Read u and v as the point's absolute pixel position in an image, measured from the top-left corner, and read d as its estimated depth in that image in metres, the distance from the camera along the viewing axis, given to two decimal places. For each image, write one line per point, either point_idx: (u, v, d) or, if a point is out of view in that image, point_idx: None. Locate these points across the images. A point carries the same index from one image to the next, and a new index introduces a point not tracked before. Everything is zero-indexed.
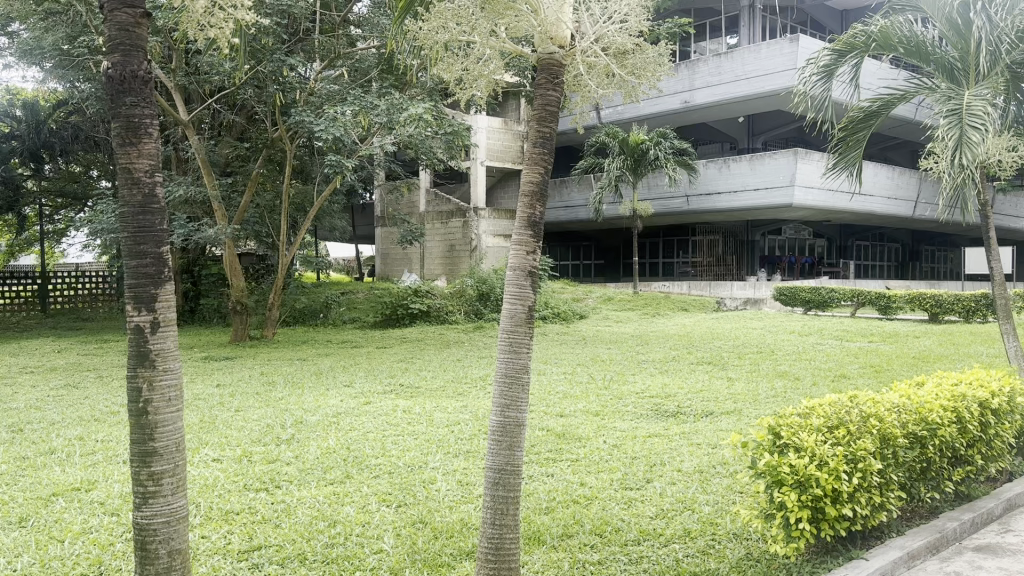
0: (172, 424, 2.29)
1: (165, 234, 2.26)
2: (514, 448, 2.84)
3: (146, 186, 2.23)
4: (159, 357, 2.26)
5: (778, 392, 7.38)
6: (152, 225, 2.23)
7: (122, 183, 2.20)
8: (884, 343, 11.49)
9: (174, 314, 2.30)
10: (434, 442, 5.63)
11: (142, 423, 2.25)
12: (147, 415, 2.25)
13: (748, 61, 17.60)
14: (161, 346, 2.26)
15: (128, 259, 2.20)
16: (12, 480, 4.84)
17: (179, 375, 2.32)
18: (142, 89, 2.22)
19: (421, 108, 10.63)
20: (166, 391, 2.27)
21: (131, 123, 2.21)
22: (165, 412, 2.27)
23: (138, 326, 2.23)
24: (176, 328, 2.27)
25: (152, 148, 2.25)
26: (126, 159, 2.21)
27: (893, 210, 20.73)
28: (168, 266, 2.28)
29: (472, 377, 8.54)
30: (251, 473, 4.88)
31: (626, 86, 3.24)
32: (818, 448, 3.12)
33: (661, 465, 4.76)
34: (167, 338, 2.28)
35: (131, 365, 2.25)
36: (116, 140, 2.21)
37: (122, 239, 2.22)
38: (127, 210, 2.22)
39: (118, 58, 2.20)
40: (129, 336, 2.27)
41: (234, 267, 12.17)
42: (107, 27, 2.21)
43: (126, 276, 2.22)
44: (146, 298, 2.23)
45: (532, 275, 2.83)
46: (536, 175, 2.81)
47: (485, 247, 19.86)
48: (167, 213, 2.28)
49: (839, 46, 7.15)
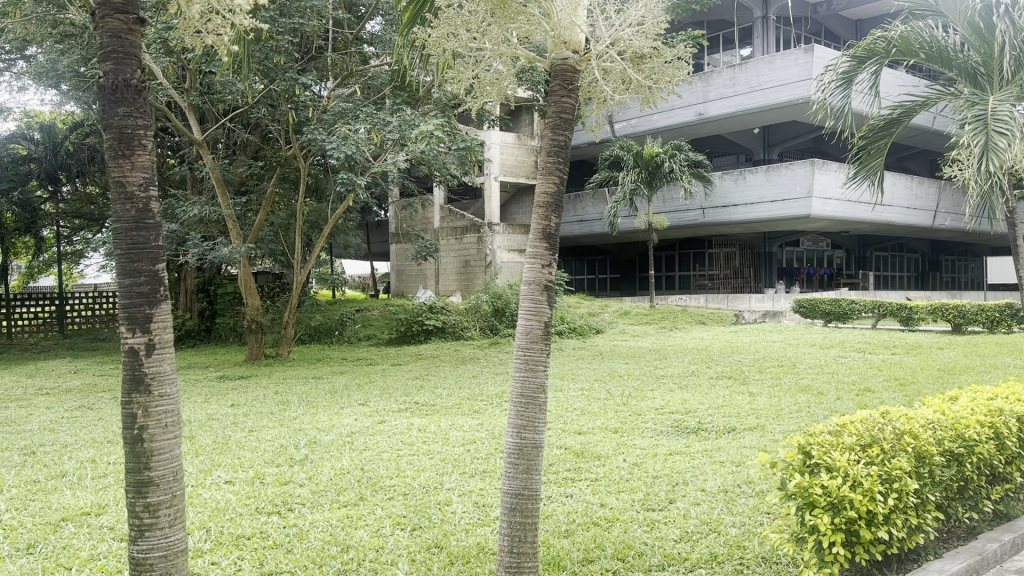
0: (168, 452, 2.19)
1: (161, 251, 2.17)
2: (531, 471, 2.72)
3: (140, 200, 2.14)
4: (154, 380, 2.17)
5: (802, 407, 7.19)
6: (146, 242, 2.14)
7: (115, 198, 2.12)
8: (908, 355, 11.26)
9: (171, 335, 2.21)
10: (449, 461, 5.50)
11: (137, 451, 2.15)
12: (142, 442, 2.15)
13: (762, 71, 17.48)
14: (158, 368, 2.17)
15: (121, 278, 2.11)
16: (21, 505, 4.75)
17: (176, 401, 2.23)
18: (135, 98, 2.15)
19: (433, 124, 10.56)
20: (162, 417, 2.18)
21: (123, 135, 2.13)
22: (162, 439, 2.17)
23: (133, 348, 2.14)
24: (173, 350, 2.18)
25: (147, 160, 2.17)
26: (119, 172, 2.13)
27: (913, 220, 20.46)
28: (164, 286, 2.19)
29: (488, 393, 8.41)
30: (263, 495, 4.77)
31: (643, 90, 3.14)
32: (850, 468, 2.96)
33: (684, 485, 4.61)
34: (163, 360, 2.19)
35: (126, 390, 2.16)
36: (108, 153, 2.13)
37: (115, 257, 2.13)
38: (120, 226, 2.13)
39: (110, 66, 2.13)
40: (124, 359, 2.17)
41: (249, 286, 12.14)
42: (99, 34, 2.14)
43: (119, 295, 2.13)
44: (140, 319, 2.14)
45: (548, 289, 2.73)
46: (550, 187, 2.71)
47: (500, 262, 19.77)
48: (163, 229, 2.19)
49: (859, 52, 6.95)
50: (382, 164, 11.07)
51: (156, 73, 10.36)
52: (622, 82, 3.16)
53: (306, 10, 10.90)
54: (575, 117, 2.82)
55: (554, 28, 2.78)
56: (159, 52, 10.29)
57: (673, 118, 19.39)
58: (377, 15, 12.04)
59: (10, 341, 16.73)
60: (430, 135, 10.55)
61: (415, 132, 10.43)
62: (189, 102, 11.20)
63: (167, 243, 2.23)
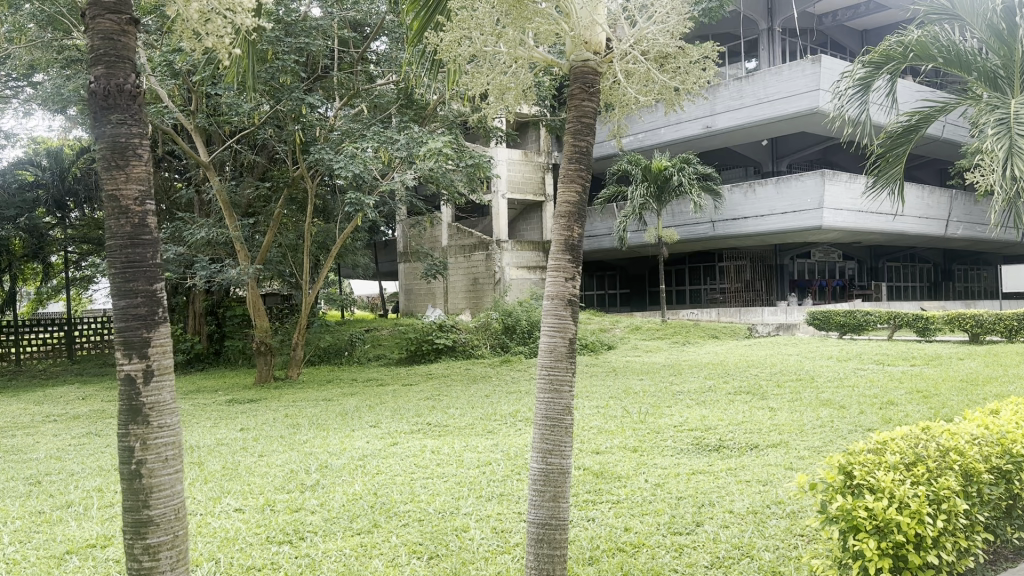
0: (169, 489, 2.06)
1: (159, 267, 2.04)
2: (558, 499, 2.62)
3: (135, 215, 2.02)
4: (153, 410, 2.04)
5: (825, 422, 6.97)
6: (143, 259, 2.01)
7: (109, 211, 2.00)
8: (928, 366, 11.02)
9: (171, 361, 2.09)
10: (465, 484, 5.32)
11: (135, 488, 2.02)
12: (141, 479, 2.02)
13: (770, 83, 17.37)
14: (156, 398, 2.04)
15: (115, 299, 1.99)
16: (25, 538, 4.60)
17: (177, 432, 2.10)
18: (129, 104, 2.05)
19: (441, 141, 10.44)
20: (162, 450, 2.05)
21: (117, 145, 2.03)
22: (162, 474, 2.04)
23: (129, 375, 2.01)
24: (173, 378, 2.06)
25: (144, 172, 2.07)
26: (113, 185, 2.02)
27: (925, 229, 20.26)
28: (164, 306, 2.07)
29: (502, 413, 8.21)
30: (274, 524, 4.61)
31: (667, 92, 3.07)
32: (896, 488, 2.78)
33: (710, 506, 4.43)
34: (163, 389, 2.06)
35: (123, 421, 2.03)
36: (102, 165, 2.02)
37: (109, 276, 2.00)
38: (114, 244, 2.00)
39: (102, 71, 2.03)
40: (121, 388, 2.05)
41: (258, 307, 12.02)
42: (91, 36, 2.04)
43: (114, 319, 2.01)
44: (137, 344, 2.01)
45: (571, 304, 2.64)
46: (572, 196, 2.63)
47: (509, 279, 19.63)
48: (161, 246, 2.07)
49: (875, 57, 6.83)
50: (390, 182, 10.95)
51: (161, 95, 10.31)
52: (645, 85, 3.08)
53: (310, 30, 10.87)
54: (597, 122, 2.74)
55: (575, 28, 2.70)
56: (165, 74, 10.26)
57: (680, 131, 19.26)
58: (383, 34, 12.02)
59: (19, 368, 16.63)
60: (438, 152, 10.43)
61: (423, 150, 10.31)
62: (195, 124, 11.15)
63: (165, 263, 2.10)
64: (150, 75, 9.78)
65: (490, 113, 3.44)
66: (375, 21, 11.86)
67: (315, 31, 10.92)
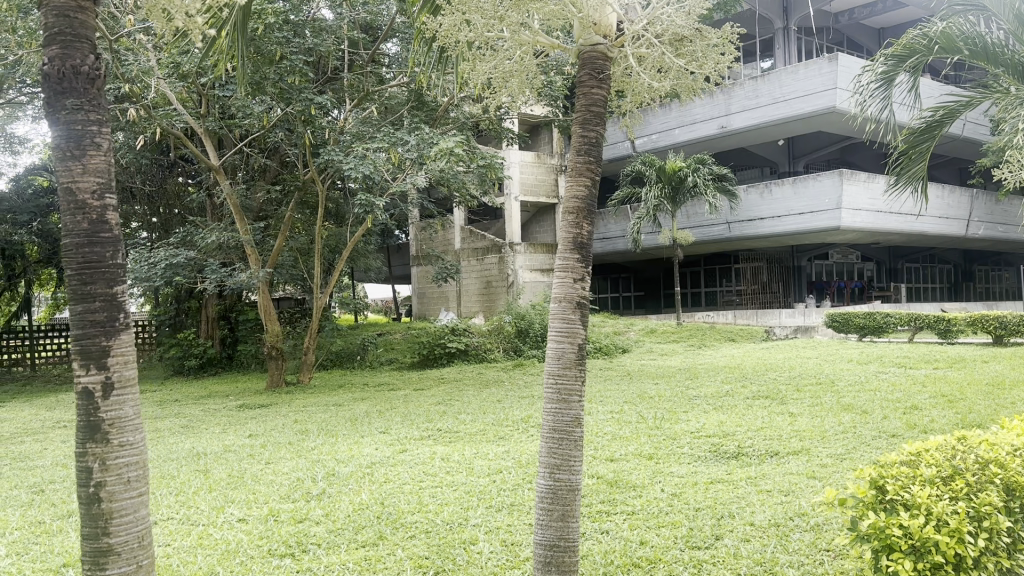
0: (130, 514, 2.26)
1: (117, 267, 2.23)
2: (568, 518, 2.55)
3: (94, 210, 2.21)
4: (113, 427, 2.24)
5: (847, 428, 6.74)
6: (101, 257, 2.20)
7: (67, 208, 2.19)
8: (951, 369, 10.72)
9: (131, 372, 2.28)
10: (474, 494, 5.15)
11: (95, 512, 2.22)
12: (100, 502, 2.23)
13: (786, 82, 17.10)
14: (116, 413, 2.24)
15: (75, 303, 2.17)
16: (22, 549, 4.45)
17: (139, 449, 2.29)
18: (85, 84, 2.23)
19: (452, 141, 10.26)
20: (123, 472, 2.25)
21: (76, 137, 2.22)
22: (122, 498, 2.25)
23: (89, 388, 2.21)
24: (132, 391, 2.25)
25: (102, 162, 2.26)
26: (70, 177, 2.21)
27: (946, 229, 19.90)
28: (124, 314, 2.25)
29: (514, 419, 8.03)
30: (277, 536, 4.45)
31: (684, 79, 2.96)
32: (932, 504, 2.58)
33: (730, 518, 4.23)
34: (123, 403, 2.26)
35: (82, 437, 2.22)
36: (59, 155, 2.22)
37: (69, 281, 2.19)
38: (73, 241, 2.19)
39: (57, 48, 2.20)
40: (81, 402, 2.24)
41: (268, 311, 11.91)
42: (46, 13, 2.21)
43: (74, 326, 2.19)
44: (95, 354, 2.19)
45: (581, 307, 2.55)
46: (581, 191, 2.54)
47: (522, 281, 19.47)
48: (120, 245, 2.26)
49: (899, 50, 6.57)
50: (401, 183, 10.75)
51: (170, 98, 10.22)
52: (661, 72, 2.97)
53: (319, 32, 10.73)
54: (608, 111, 2.65)
55: (584, 8, 2.60)
56: (173, 76, 10.16)
57: (695, 132, 19.06)
58: (393, 36, 11.91)
59: (33, 374, 16.63)
60: (449, 153, 10.22)
61: (433, 150, 10.13)
62: (204, 127, 11.03)
63: (125, 261, 2.29)
64: (158, 79, 9.67)
65: (498, 100, 3.32)
66: (384, 23, 11.73)
67: (324, 31, 10.81)
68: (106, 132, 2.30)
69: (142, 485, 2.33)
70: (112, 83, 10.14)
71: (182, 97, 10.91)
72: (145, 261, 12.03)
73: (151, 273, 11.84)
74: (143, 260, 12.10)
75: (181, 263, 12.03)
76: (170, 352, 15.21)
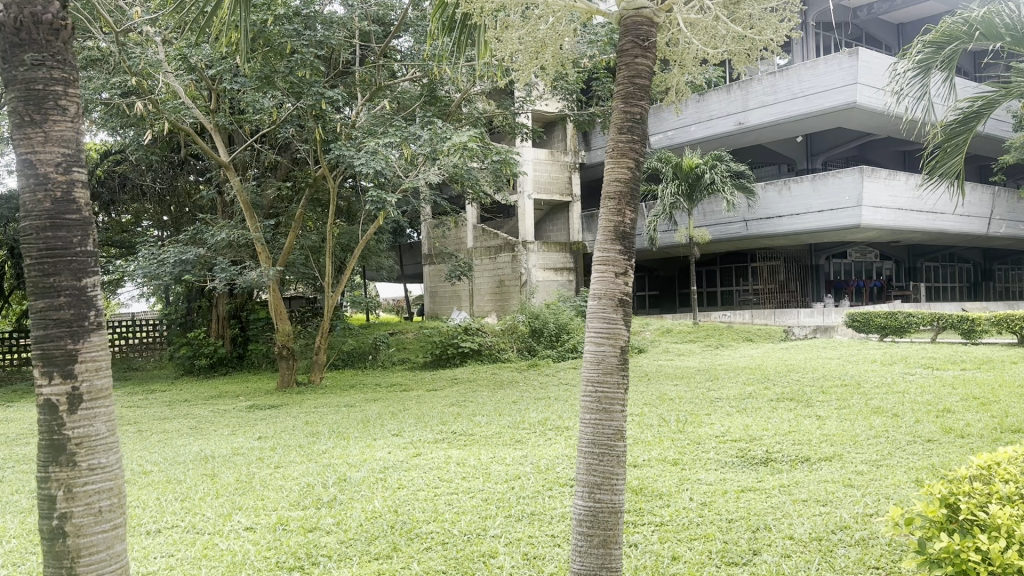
0: (103, 551, 2.09)
1: (85, 256, 2.06)
2: (610, 544, 2.43)
3: (61, 186, 2.04)
4: (79, 448, 2.06)
5: (879, 431, 6.46)
6: (67, 244, 2.02)
7: (27, 186, 2.01)
8: (981, 371, 10.38)
9: (102, 381, 2.10)
10: (492, 502, 4.90)
11: (59, 550, 2.04)
12: (66, 537, 2.04)
13: (804, 77, 16.74)
14: (83, 431, 2.06)
15: (36, 299, 2.00)
16: (19, 560, 4.20)
17: (112, 473, 2.12)
18: (49, 42, 2.05)
19: (465, 136, 9.94)
20: (94, 501, 2.08)
21: (40, 101, 2.03)
22: (93, 532, 2.07)
23: (51, 401, 2.03)
24: (103, 404, 2.08)
25: (67, 131, 2.07)
26: (32, 149, 2.03)
27: (969, 228, 19.48)
28: (93, 311, 2.07)
29: (531, 421, 7.78)
30: (286, 547, 4.20)
31: (733, 45, 3.14)
32: (1015, 526, 2.29)
33: (767, 531, 3.96)
34: (92, 417, 2.08)
35: (45, 461, 2.04)
36: (19, 120, 2.03)
37: (30, 272, 2.02)
38: (35, 226, 2.01)
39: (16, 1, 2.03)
40: (45, 418, 2.06)
41: (280, 310, 11.69)
42: None
43: (36, 332, 2.02)
44: (59, 360, 2.02)
45: (622, 305, 2.44)
46: (624, 173, 2.45)
47: (535, 281, 19.23)
48: (90, 229, 2.08)
49: (938, 37, 6.24)
50: (414, 179, 10.44)
51: (178, 93, 9.97)
52: (712, 38, 3.11)
53: (328, 24, 10.32)
54: (653, 87, 2.54)
55: None
56: (180, 68, 9.92)
57: (712, 128, 18.76)
58: (406, 29, 11.64)
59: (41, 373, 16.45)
60: (463, 147, 9.93)
61: (447, 145, 9.85)
62: (214, 123, 10.78)
63: (97, 247, 2.11)
64: (167, 73, 9.48)
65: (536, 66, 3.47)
66: (396, 16, 11.45)
67: (334, 24, 10.51)
68: (74, 94, 2.11)
69: (117, 515, 2.14)
70: (119, 77, 9.94)
71: (191, 92, 10.69)
72: (154, 258, 11.79)
73: (160, 270, 11.67)
74: (152, 258, 11.81)
75: (191, 260, 11.80)
76: (180, 351, 15.05)
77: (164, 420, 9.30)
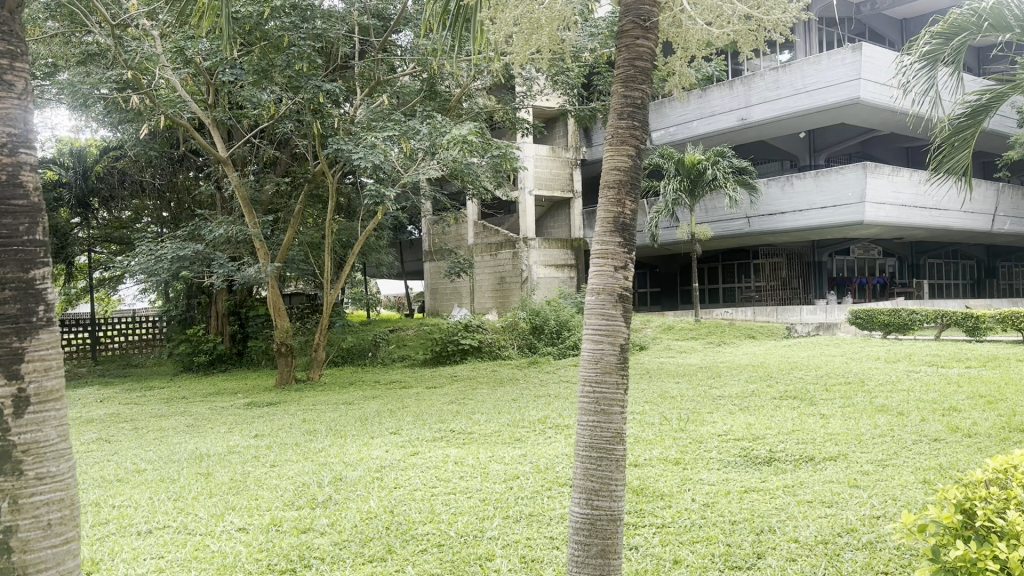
0: (53, 566, 2.01)
1: (34, 245, 2.02)
2: (610, 553, 2.32)
3: (9, 171, 2.00)
4: (27, 455, 1.99)
5: (884, 430, 6.35)
6: (15, 232, 1.98)
7: None
8: (987, 369, 10.24)
9: (50, 383, 2.04)
10: (489, 503, 4.79)
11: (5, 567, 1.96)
12: (13, 553, 1.96)
13: (808, 73, 16.59)
14: (29, 437, 1.99)
15: None
16: None
17: (62, 483, 2.05)
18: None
19: (465, 130, 9.76)
20: (42, 513, 2.00)
21: None
22: (41, 547, 1.99)
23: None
24: (52, 406, 2.03)
25: (12, 113, 2.04)
26: None
27: (973, 225, 19.33)
28: (43, 306, 2.04)
29: (531, 419, 7.67)
30: (278, 549, 4.09)
31: (736, 27, 3.04)
32: None
33: (771, 534, 3.86)
34: (39, 422, 2.02)
35: None
36: None
37: None
38: None
39: None
40: None
41: (278, 307, 11.59)
42: None
43: None
44: (4, 358, 1.97)
45: (622, 299, 2.34)
46: (624, 160, 2.35)
47: (536, 277, 19.12)
48: (39, 215, 2.05)
49: (946, 28, 6.11)
50: (413, 174, 10.29)
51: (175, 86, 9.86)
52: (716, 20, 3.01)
53: (326, 18, 10.20)
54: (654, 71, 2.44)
55: None
56: (177, 62, 9.81)
57: (715, 124, 18.66)
58: (406, 24, 11.50)
59: None
60: (462, 141, 9.76)
61: (445, 138, 9.69)
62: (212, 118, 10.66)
63: (48, 237, 2.08)
64: (164, 65, 9.35)
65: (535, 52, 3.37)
66: (395, 11, 11.33)
67: (332, 18, 10.39)
68: (20, 79, 2.09)
69: (68, 529, 2.07)
70: (114, 70, 9.84)
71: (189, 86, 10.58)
72: (152, 254, 11.69)
73: (158, 266, 11.58)
74: (149, 254, 11.72)
75: (188, 256, 11.68)
76: (179, 347, 14.96)
77: (160, 417, 9.17)
